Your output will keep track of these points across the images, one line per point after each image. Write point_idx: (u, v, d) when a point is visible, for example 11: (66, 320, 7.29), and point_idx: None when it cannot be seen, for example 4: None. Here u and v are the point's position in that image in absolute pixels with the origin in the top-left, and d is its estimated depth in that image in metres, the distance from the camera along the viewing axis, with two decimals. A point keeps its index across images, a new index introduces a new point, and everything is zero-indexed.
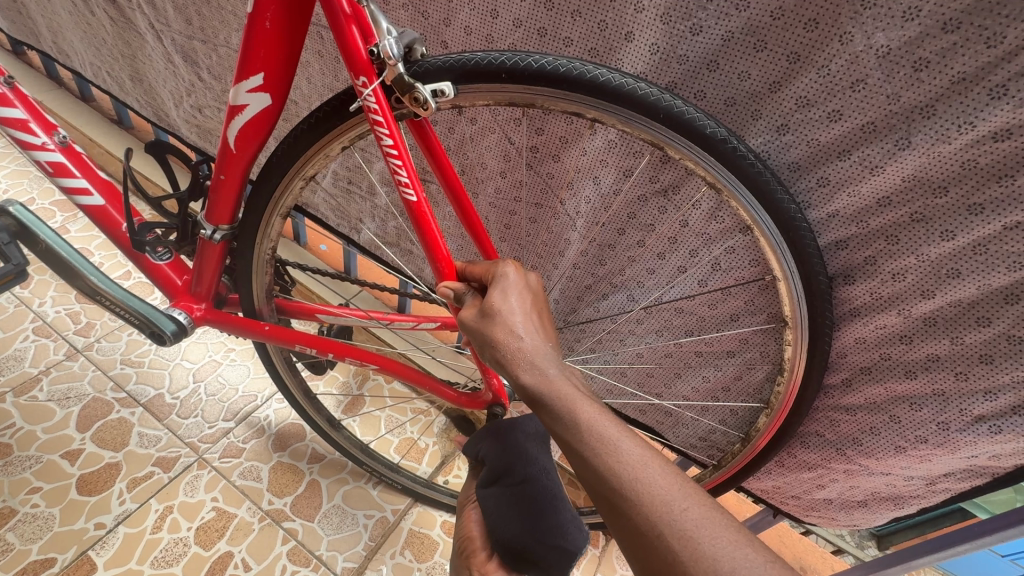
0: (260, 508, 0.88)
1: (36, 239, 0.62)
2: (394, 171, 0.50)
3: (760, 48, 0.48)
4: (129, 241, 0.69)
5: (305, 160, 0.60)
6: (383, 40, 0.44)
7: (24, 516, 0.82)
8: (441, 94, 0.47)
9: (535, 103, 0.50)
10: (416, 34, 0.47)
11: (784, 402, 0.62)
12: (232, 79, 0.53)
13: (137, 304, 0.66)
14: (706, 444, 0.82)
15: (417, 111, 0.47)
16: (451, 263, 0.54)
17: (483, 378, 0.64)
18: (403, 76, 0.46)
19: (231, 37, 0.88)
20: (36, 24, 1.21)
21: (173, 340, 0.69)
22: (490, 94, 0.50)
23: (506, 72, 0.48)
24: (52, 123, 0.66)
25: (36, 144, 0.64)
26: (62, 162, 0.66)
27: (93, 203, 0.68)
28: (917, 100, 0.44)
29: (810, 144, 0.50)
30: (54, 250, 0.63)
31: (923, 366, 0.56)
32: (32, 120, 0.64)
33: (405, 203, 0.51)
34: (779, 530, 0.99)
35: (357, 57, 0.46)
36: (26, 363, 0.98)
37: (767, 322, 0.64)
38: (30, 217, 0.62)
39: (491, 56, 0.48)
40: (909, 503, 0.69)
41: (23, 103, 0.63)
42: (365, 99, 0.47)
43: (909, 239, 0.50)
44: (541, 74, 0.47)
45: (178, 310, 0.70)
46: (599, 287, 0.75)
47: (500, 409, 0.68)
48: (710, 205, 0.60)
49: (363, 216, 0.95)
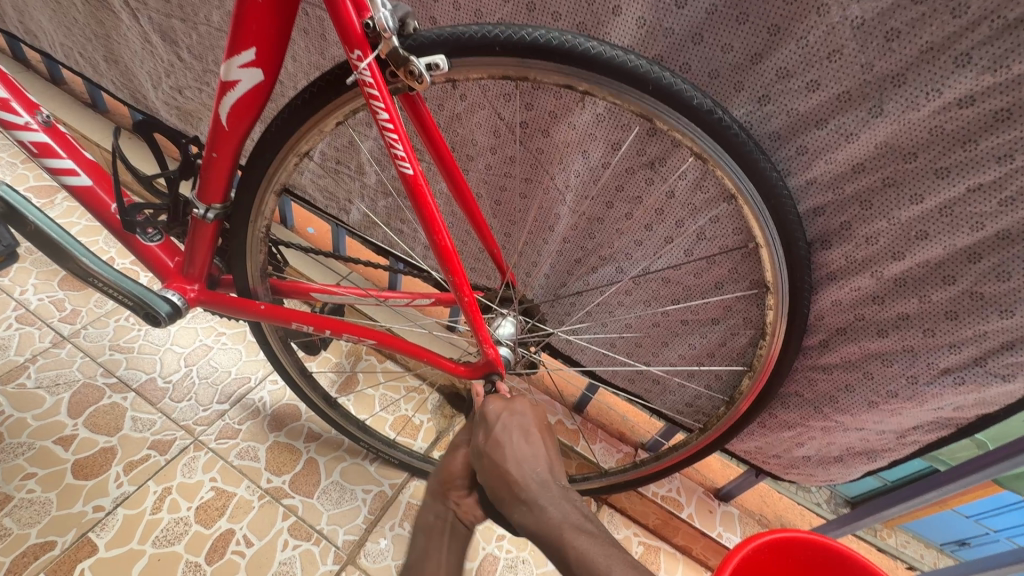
0: (259, 486, 0.90)
1: (25, 220, 0.61)
2: (390, 145, 0.50)
3: (742, 20, 0.50)
4: (119, 222, 0.69)
5: (300, 136, 0.60)
6: (377, 13, 0.45)
7: (20, 501, 0.82)
8: (435, 67, 0.48)
9: (526, 76, 0.51)
10: (409, 7, 0.48)
11: (766, 363, 0.65)
12: (223, 55, 0.53)
13: (130, 285, 0.66)
14: (693, 409, 0.86)
15: (412, 85, 0.48)
16: (448, 237, 0.54)
17: (479, 347, 0.65)
18: (397, 49, 0.47)
19: (211, 14, 0.86)
20: (1, 3, 1.17)
21: (168, 321, 0.69)
22: (483, 68, 0.51)
23: (500, 45, 0.49)
24: (35, 103, 0.65)
25: (19, 124, 0.63)
26: (46, 142, 0.65)
27: (80, 183, 0.67)
28: (890, 69, 0.47)
29: (789, 114, 0.53)
30: (44, 232, 0.62)
31: (894, 325, 0.59)
32: (14, 99, 0.62)
33: (401, 176, 0.51)
34: (759, 491, 1.02)
35: (351, 31, 0.45)
36: (12, 351, 0.96)
37: (750, 288, 0.68)
38: (17, 199, 0.61)
39: (484, 30, 0.49)
40: (880, 456, 0.74)
41: (2, 81, 0.61)
42: (360, 73, 0.47)
43: (881, 203, 0.53)
44: (534, 47, 0.48)
45: (171, 291, 0.70)
46: (589, 260, 0.78)
47: (497, 377, 0.69)
48: (696, 175, 0.62)
49: (352, 197, 0.95)
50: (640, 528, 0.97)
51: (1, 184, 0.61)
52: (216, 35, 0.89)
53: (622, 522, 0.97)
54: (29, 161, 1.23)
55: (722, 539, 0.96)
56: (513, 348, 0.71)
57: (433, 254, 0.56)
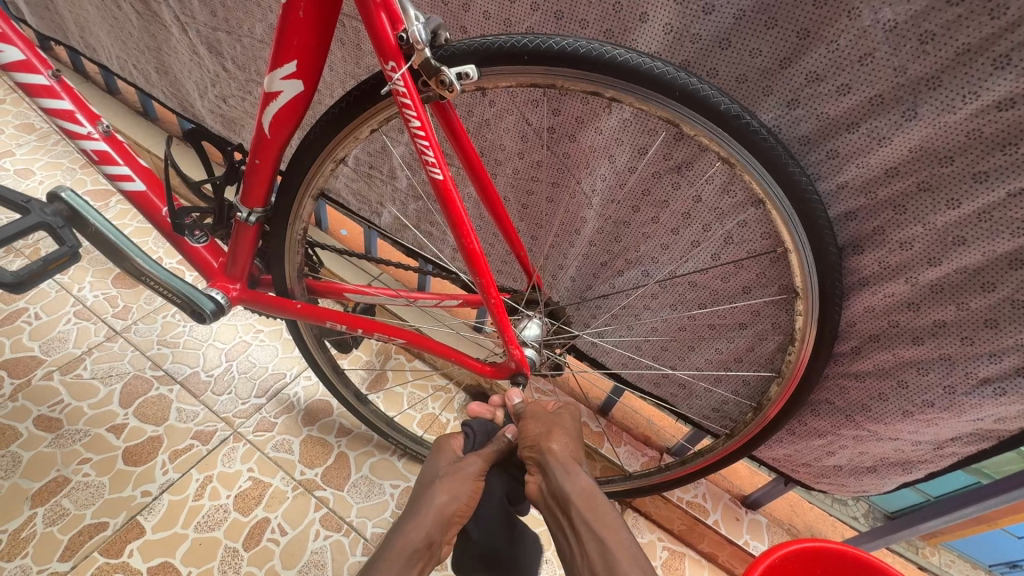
0: (293, 478, 0.93)
1: (86, 223, 0.66)
2: (421, 151, 0.52)
3: (771, 25, 0.50)
4: (169, 225, 0.73)
5: (337, 143, 0.63)
6: (411, 26, 0.46)
7: (77, 484, 0.88)
8: (465, 76, 0.50)
9: (554, 84, 0.52)
10: (441, 19, 0.49)
11: (794, 370, 0.64)
12: (267, 68, 0.56)
13: (178, 283, 0.70)
14: (719, 415, 0.85)
15: (443, 94, 0.50)
16: (476, 241, 0.56)
17: (505, 348, 0.66)
18: (430, 60, 0.48)
19: (254, 27, 0.91)
20: (64, 19, 1.25)
21: (212, 318, 0.72)
22: (512, 77, 0.52)
23: (528, 54, 0.50)
24: (96, 114, 0.69)
25: (82, 134, 0.68)
26: (105, 151, 0.69)
27: (135, 189, 0.72)
28: (924, 72, 0.46)
29: (819, 118, 0.52)
30: (103, 234, 0.67)
31: (930, 332, 0.58)
32: (77, 111, 0.67)
33: (432, 181, 0.53)
34: (790, 500, 1.01)
35: (386, 44, 0.48)
36: (70, 344, 1.03)
37: (779, 293, 0.67)
38: (81, 203, 0.66)
39: (513, 40, 0.50)
40: (917, 468, 0.72)
41: (69, 94, 0.66)
42: (394, 83, 0.49)
43: (916, 208, 0.52)
44: (559, 55, 0.49)
45: (216, 290, 0.73)
46: (615, 263, 0.78)
47: (522, 379, 0.70)
48: (723, 180, 0.62)
49: (384, 200, 0.99)
50: (664, 533, 0.96)
51: (66, 189, 0.66)
52: (259, 46, 0.94)
53: (646, 525, 0.96)
54: (87, 166, 1.32)
55: (749, 548, 0.95)
56: (538, 350, 0.72)
57: (462, 256, 0.58)
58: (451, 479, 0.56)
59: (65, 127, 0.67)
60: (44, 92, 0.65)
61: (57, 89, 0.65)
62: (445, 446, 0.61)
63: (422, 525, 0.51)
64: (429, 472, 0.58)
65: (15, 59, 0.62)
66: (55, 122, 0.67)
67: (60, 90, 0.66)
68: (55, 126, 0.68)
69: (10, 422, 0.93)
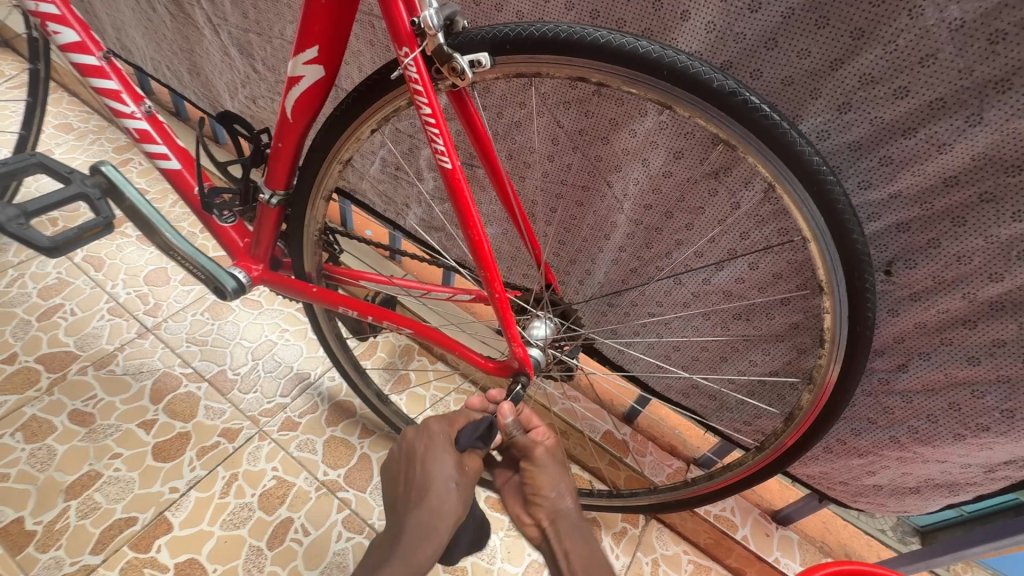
0: (316, 478, 0.94)
1: (123, 197, 0.67)
2: (431, 139, 0.50)
3: (823, 24, 0.47)
4: (200, 204, 0.73)
5: (343, 141, 0.63)
6: (424, 11, 0.45)
7: (108, 478, 0.90)
8: (477, 65, 0.48)
9: (540, 72, 0.50)
10: (457, 6, 0.47)
11: (828, 376, 0.58)
12: (291, 51, 0.56)
13: (203, 260, 0.70)
14: (752, 428, 0.82)
15: (455, 82, 0.48)
16: (483, 233, 0.54)
17: (508, 346, 0.64)
18: (442, 46, 0.46)
19: (285, 28, 0.91)
20: (101, 22, 1.27)
21: (233, 296, 0.73)
22: (499, 68, 0.51)
23: (510, 44, 0.48)
24: (141, 95, 0.69)
25: (126, 113, 0.68)
26: (146, 129, 0.69)
27: (171, 167, 0.72)
28: (992, 74, 0.43)
29: (873, 123, 0.49)
30: (137, 209, 0.67)
31: (987, 352, 0.54)
32: (123, 91, 0.67)
33: (440, 169, 0.51)
34: (822, 516, 0.96)
35: (400, 29, 0.46)
36: (103, 340, 1.06)
37: (801, 289, 0.64)
38: (119, 177, 0.67)
39: (498, 27, 0.48)
40: (965, 491, 0.68)
41: (117, 75, 0.67)
42: (405, 69, 0.48)
43: (976, 220, 0.49)
44: (543, 42, 0.47)
45: (239, 269, 0.74)
46: (646, 270, 0.76)
47: (525, 379, 0.67)
48: (763, 186, 0.59)
49: (410, 202, 0.98)
50: (690, 546, 0.94)
51: (107, 163, 0.67)
52: (289, 47, 0.94)
53: (671, 538, 0.94)
54: (123, 165, 1.35)
55: (779, 565, 0.92)
56: (544, 350, 0.69)
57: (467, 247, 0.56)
58: (444, 488, 0.55)
59: (111, 106, 0.68)
60: (94, 72, 0.66)
61: (108, 69, 0.66)
62: (444, 440, 0.59)
63: (416, 554, 0.50)
64: (429, 475, 0.56)
65: (72, 41, 0.65)
66: (103, 100, 0.68)
67: (110, 71, 0.67)
68: (104, 105, 0.69)
69: (46, 415, 0.96)
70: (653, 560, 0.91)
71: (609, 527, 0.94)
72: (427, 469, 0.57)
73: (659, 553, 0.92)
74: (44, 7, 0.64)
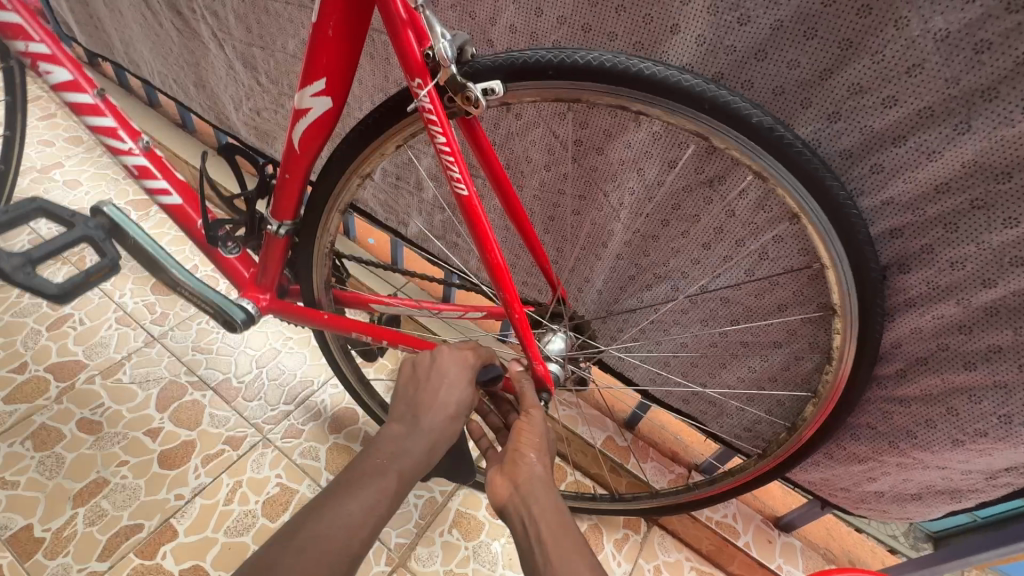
0: (319, 484, 0.95)
1: (127, 236, 0.68)
2: (447, 167, 0.51)
3: (811, 35, 0.48)
4: (204, 237, 0.74)
5: (361, 161, 0.64)
6: (438, 43, 0.45)
7: (115, 485, 0.91)
8: (491, 92, 0.48)
9: (577, 98, 0.50)
10: (467, 36, 0.47)
11: (832, 392, 0.59)
12: (297, 85, 0.57)
13: (211, 294, 0.72)
14: (752, 434, 0.83)
15: (469, 110, 0.48)
16: (500, 256, 0.54)
17: (528, 364, 0.64)
18: (456, 77, 0.46)
19: (287, 42, 0.93)
20: (109, 36, 1.30)
21: (243, 327, 0.74)
22: (534, 92, 0.51)
23: (550, 69, 0.48)
24: (138, 130, 0.71)
25: (124, 150, 0.70)
26: (145, 165, 0.71)
27: (172, 202, 0.73)
28: (979, 83, 0.43)
29: (863, 131, 0.50)
30: (141, 247, 0.68)
31: (984, 358, 0.54)
32: (119, 128, 0.69)
33: (456, 197, 0.52)
34: (825, 523, 0.96)
35: (411, 60, 0.47)
36: (110, 350, 1.08)
37: (817, 311, 0.64)
38: (121, 216, 0.68)
39: (534, 53, 0.48)
40: (967, 497, 0.67)
41: (112, 112, 0.69)
42: (421, 100, 0.48)
43: (968, 226, 0.49)
44: (583, 69, 0.47)
45: (247, 300, 0.75)
46: (644, 278, 0.76)
47: (547, 394, 0.67)
48: (757, 194, 0.60)
49: (411, 211, 0.99)
50: (692, 552, 0.93)
51: (108, 203, 0.69)
52: (291, 61, 0.96)
53: (673, 544, 0.94)
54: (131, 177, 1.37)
55: (782, 572, 0.91)
56: (563, 364, 0.70)
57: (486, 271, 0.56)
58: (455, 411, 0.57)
59: (110, 144, 0.70)
60: (90, 110, 0.68)
61: (102, 106, 0.68)
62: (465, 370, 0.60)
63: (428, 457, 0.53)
64: (448, 395, 0.57)
65: (64, 79, 0.66)
66: (102, 139, 0.70)
67: (105, 108, 0.68)
68: (104, 143, 0.71)
69: (55, 424, 0.97)
70: (655, 566, 0.91)
71: (611, 534, 0.94)
72: (448, 389, 0.58)
73: (661, 560, 0.92)
74: (36, 48, 0.65)
